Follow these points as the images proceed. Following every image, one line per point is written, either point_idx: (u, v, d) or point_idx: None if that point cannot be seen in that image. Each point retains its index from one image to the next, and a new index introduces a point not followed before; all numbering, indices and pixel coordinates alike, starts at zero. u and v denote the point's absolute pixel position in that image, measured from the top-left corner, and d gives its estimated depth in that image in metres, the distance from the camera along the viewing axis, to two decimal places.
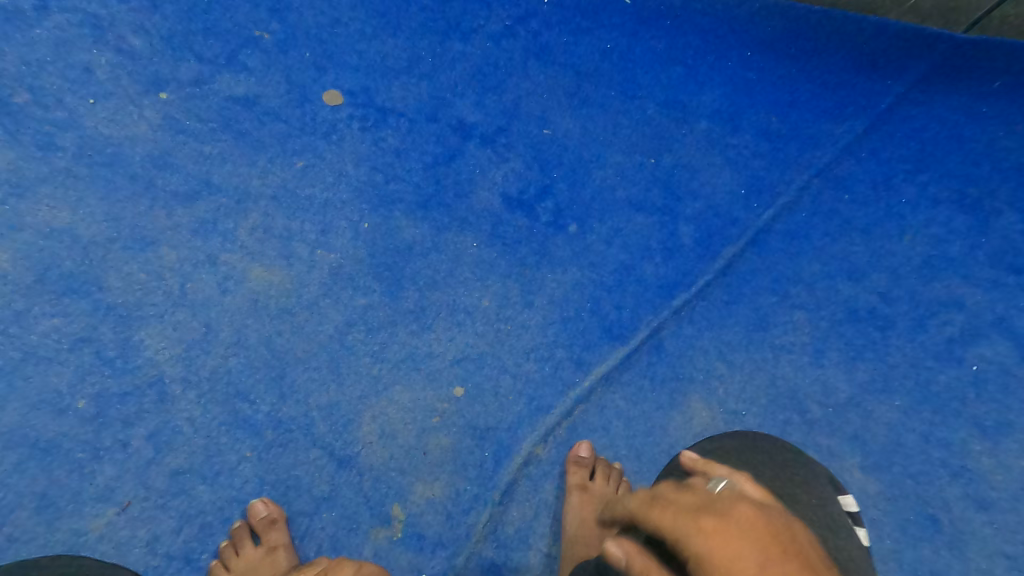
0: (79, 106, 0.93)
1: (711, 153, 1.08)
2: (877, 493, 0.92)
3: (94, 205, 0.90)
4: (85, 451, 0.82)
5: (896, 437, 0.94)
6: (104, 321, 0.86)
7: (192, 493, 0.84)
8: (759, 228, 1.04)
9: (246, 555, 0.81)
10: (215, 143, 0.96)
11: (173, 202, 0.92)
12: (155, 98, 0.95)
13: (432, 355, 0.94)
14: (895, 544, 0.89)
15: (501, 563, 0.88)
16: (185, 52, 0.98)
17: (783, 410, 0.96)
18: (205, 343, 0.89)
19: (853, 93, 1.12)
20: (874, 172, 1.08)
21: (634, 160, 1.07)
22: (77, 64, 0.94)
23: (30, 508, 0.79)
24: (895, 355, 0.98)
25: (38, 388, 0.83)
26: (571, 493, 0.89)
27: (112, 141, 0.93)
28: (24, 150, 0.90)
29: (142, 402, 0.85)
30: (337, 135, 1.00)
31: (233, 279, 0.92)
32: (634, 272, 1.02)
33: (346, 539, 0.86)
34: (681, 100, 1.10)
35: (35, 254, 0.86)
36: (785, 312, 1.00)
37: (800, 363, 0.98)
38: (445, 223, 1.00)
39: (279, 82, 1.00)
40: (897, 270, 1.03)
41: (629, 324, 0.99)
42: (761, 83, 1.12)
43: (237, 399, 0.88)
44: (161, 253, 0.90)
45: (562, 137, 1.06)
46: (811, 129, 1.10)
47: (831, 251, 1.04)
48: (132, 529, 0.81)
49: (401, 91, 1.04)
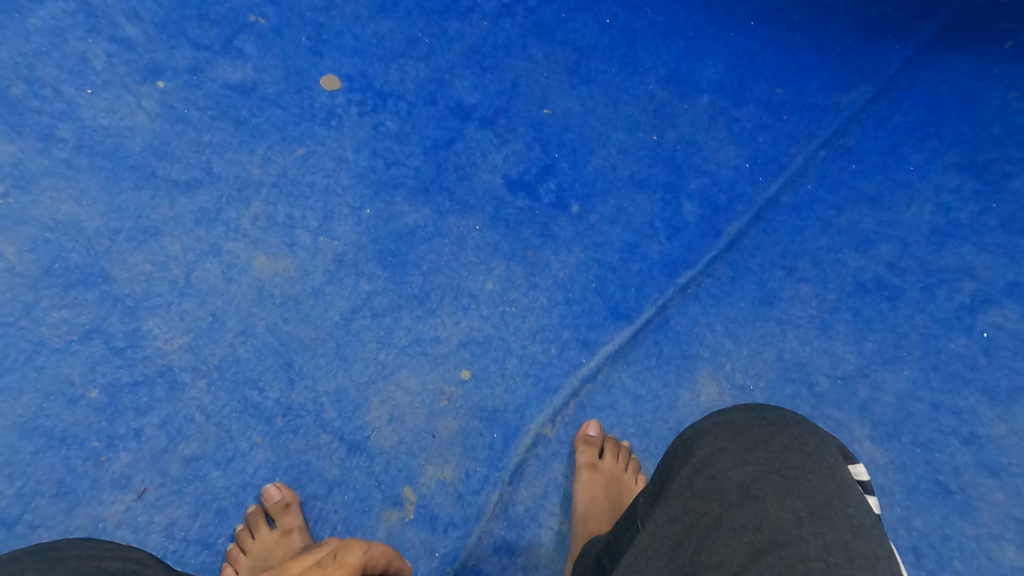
0: (78, 97, 0.92)
1: (715, 128, 1.06)
2: (887, 463, 0.92)
3: (97, 197, 0.90)
4: (99, 440, 0.83)
5: (906, 408, 0.94)
6: (112, 311, 0.87)
7: (206, 479, 0.85)
8: (764, 202, 1.03)
9: (261, 538, 0.83)
10: (214, 131, 0.95)
11: (175, 192, 0.92)
12: (153, 87, 0.95)
13: (438, 339, 0.94)
14: (905, 512, 0.89)
15: (512, 541, 0.89)
16: (180, 39, 0.97)
17: (791, 384, 0.95)
18: (213, 332, 0.89)
19: (859, 60, 1.10)
20: (882, 142, 1.06)
21: (636, 137, 1.05)
22: (73, 55, 0.93)
23: (48, 496, 0.80)
24: (904, 326, 0.98)
25: (51, 378, 0.84)
26: (581, 471, 0.90)
27: (111, 132, 0.92)
28: (25, 143, 0.90)
29: (153, 391, 0.86)
30: (336, 120, 1.00)
31: (238, 267, 0.92)
32: (639, 251, 1.01)
33: (359, 521, 0.87)
34: (683, 74, 1.08)
35: (41, 247, 0.87)
36: (791, 286, 1.00)
37: (808, 337, 0.98)
38: (447, 207, 1.00)
39: (276, 68, 0.99)
40: (906, 240, 1.01)
41: (635, 303, 0.99)
42: (764, 53, 1.10)
43: (247, 386, 0.88)
44: (165, 243, 0.91)
45: (563, 116, 1.05)
46: (816, 99, 1.08)
47: (839, 223, 1.02)
48: (149, 515, 0.82)
49: (399, 73, 1.03)
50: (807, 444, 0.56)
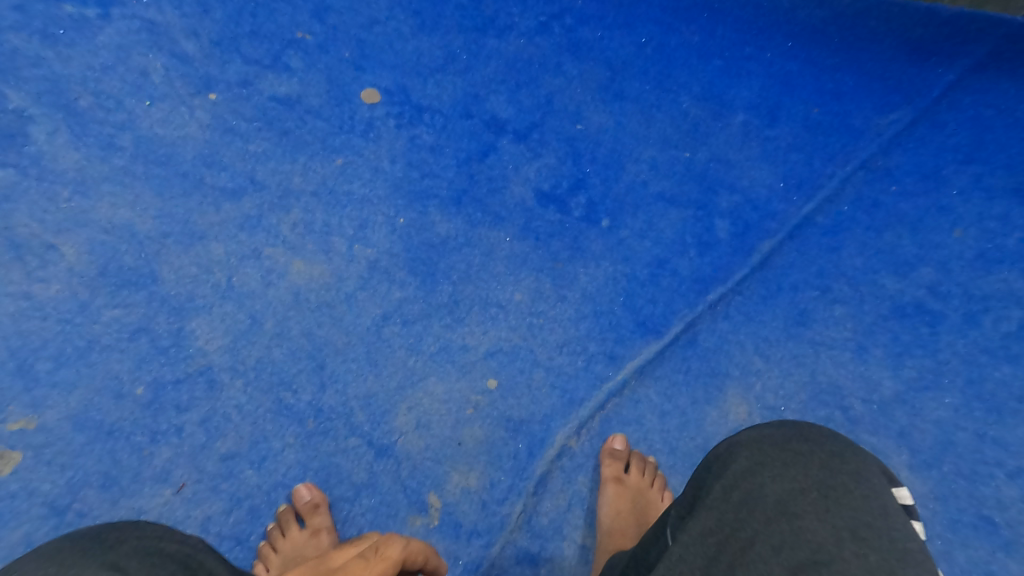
0: (137, 108, 0.97)
1: (748, 146, 1.06)
2: (925, 492, 0.89)
3: (150, 202, 0.94)
4: (143, 435, 0.86)
5: (946, 435, 0.92)
6: (159, 311, 0.91)
7: (240, 476, 0.87)
8: (799, 220, 1.03)
9: (291, 537, 0.85)
10: (260, 141, 0.99)
11: (221, 198, 0.96)
12: (205, 99, 0.99)
13: (466, 348, 0.96)
14: (945, 544, 0.87)
15: (536, 553, 0.89)
16: (233, 54, 1.02)
17: (823, 405, 0.94)
18: (251, 334, 0.92)
19: (900, 82, 1.08)
20: (921, 163, 1.05)
21: (668, 154, 1.06)
22: (134, 68, 0.99)
23: (95, 486, 0.84)
24: (944, 351, 0.96)
25: (101, 374, 0.88)
26: (606, 485, 0.90)
27: (166, 141, 0.97)
28: (87, 150, 0.95)
29: (194, 389, 0.89)
30: (374, 132, 1.03)
31: (277, 272, 0.95)
32: (668, 267, 1.01)
33: (385, 524, 0.88)
34: (717, 92, 1.09)
35: (98, 248, 0.92)
36: (825, 306, 0.99)
37: (842, 358, 0.96)
38: (479, 218, 1.02)
39: (320, 82, 1.03)
40: (946, 263, 1.00)
41: (663, 318, 0.99)
42: (801, 74, 1.10)
43: (281, 388, 0.91)
44: (210, 248, 0.94)
45: (596, 132, 1.06)
46: (855, 119, 1.07)
47: (875, 244, 1.01)
48: (186, 510, 0.85)
49: (436, 89, 1.06)
50: (847, 464, 0.56)
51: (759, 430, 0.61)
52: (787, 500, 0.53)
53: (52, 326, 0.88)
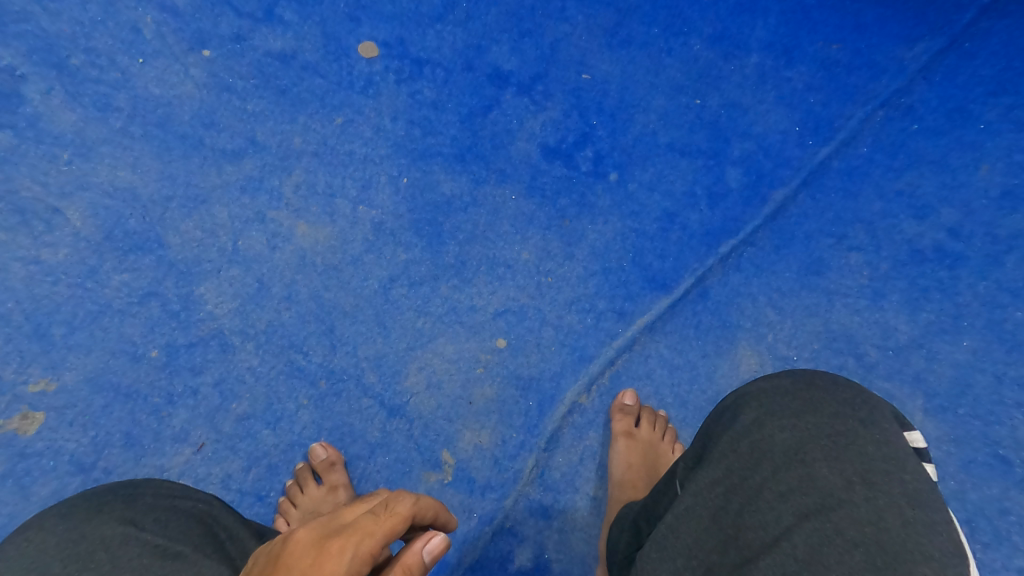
0: (130, 66, 0.95)
1: (763, 89, 1.02)
2: (941, 436, 0.89)
3: (151, 165, 0.93)
4: (161, 396, 0.88)
5: (964, 379, 0.91)
6: (167, 276, 0.91)
7: (257, 436, 0.89)
8: (815, 166, 0.99)
9: (310, 493, 0.87)
10: (258, 100, 0.97)
11: (221, 160, 0.95)
12: (199, 56, 0.96)
13: (475, 308, 0.95)
14: (959, 485, 0.87)
15: (549, 505, 0.91)
16: (224, 7, 0.98)
17: (838, 355, 0.93)
18: (260, 298, 0.92)
19: (927, 10, 1.02)
20: (948, 99, 0.99)
21: (679, 102, 1.02)
22: (125, 25, 0.95)
23: (117, 446, 0.86)
24: (964, 296, 0.93)
25: (115, 338, 0.88)
26: (617, 439, 0.91)
27: (162, 101, 0.95)
28: (83, 111, 0.93)
29: (206, 352, 0.90)
30: (373, 88, 1.00)
31: (282, 235, 0.94)
32: (678, 219, 0.99)
33: (400, 480, 0.90)
34: (731, 33, 1.03)
35: (103, 213, 0.91)
36: (841, 255, 0.96)
37: (858, 308, 0.94)
38: (483, 175, 0.99)
39: (316, 36, 0.99)
40: (970, 205, 0.96)
41: (674, 272, 0.97)
42: (820, 9, 1.04)
43: (292, 350, 0.91)
44: (213, 211, 0.93)
45: (602, 81, 1.02)
46: (877, 55, 1.02)
47: (896, 189, 0.97)
48: (206, 468, 0.87)
49: (436, 39, 1.02)
50: (860, 410, 0.55)
51: (769, 380, 0.60)
52: (798, 449, 0.53)
53: (64, 291, 0.89)
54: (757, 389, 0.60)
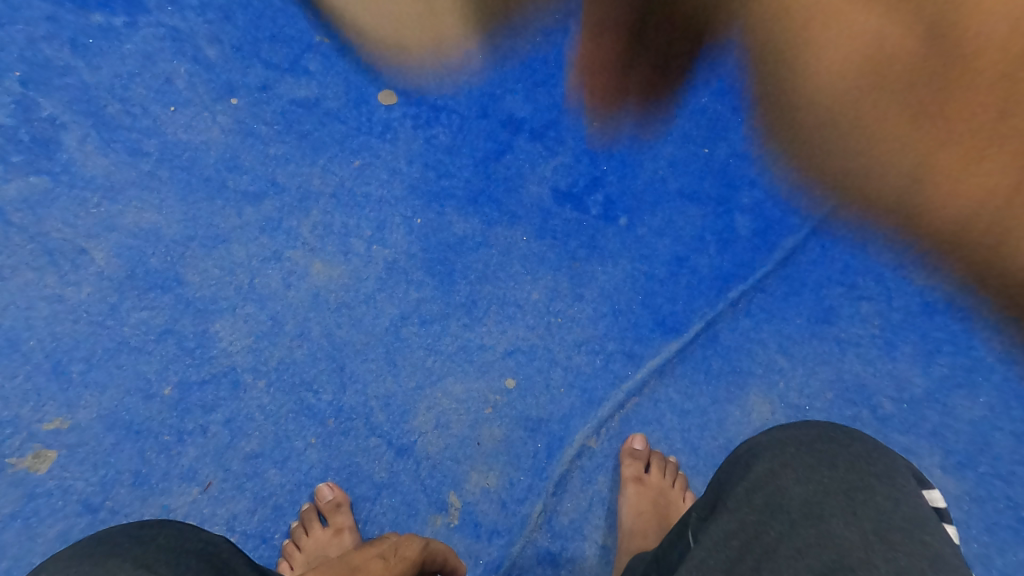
0: (162, 114, 0.99)
1: (770, 140, 1.04)
2: (962, 493, 0.87)
3: (175, 205, 0.96)
4: (172, 434, 0.88)
5: (981, 435, 0.90)
6: (185, 313, 0.93)
7: (265, 475, 0.89)
8: (822, 215, 1.00)
9: (315, 535, 0.86)
10: (280, 144, 1.01)
11: (242, 201, 0.98)
12: (228, 104, 1.01)
13: (484, 347, 0.96)
14: (984, 549, 0.84)
15: (557, 552, 0.89)
16: (254, 59, 1.03)
17: (851, 405, 0.92)
18: (273, 335, 0.94)
19: (925, 73, 1.05)
20: (952, 155, 1.01)
21: (687, 150, 1.04)
22: (159, 75, 1.00)
23: (126, 484, 0.86)
24: (978, 349, 0.93)
25: (131, 375, 0.90)
26: (627, 484, 0.89)
27: (190, 145, 0.99)
28: (115, 156, 0.97)
29: (218, 389, 0.91)
30: (391, 133, 1.03)
31: (298, 274, 0.96)
32: (687, 264, 1.00)
33: (406, 524, 0.89)
34: (737, 87, 1.07)
35: (126, 252, 0.94)
36: (851, 303, 0.96)
37: (869, 356, 0.94)
38: (495, 218, 1.01)
39: (338, 85, 1.04)
40: (981, 257, 0.97)
41: (683, 316, 0.98)
42: (822, 68, 1.07)
43: (303, 388, 0.92)
44: (232, 250, 0.96)
45: (613, 129, 1.05)
46: (879, 113, 1.04)
47: (903, 238, 0.99)
48: (213, 508, 0.87)
49: (453, 88, 1.06)
50: (876, 465, 0.55)
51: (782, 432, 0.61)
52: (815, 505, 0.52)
53: (84, 328, 0.90)
54: (773, 438, 0.60)
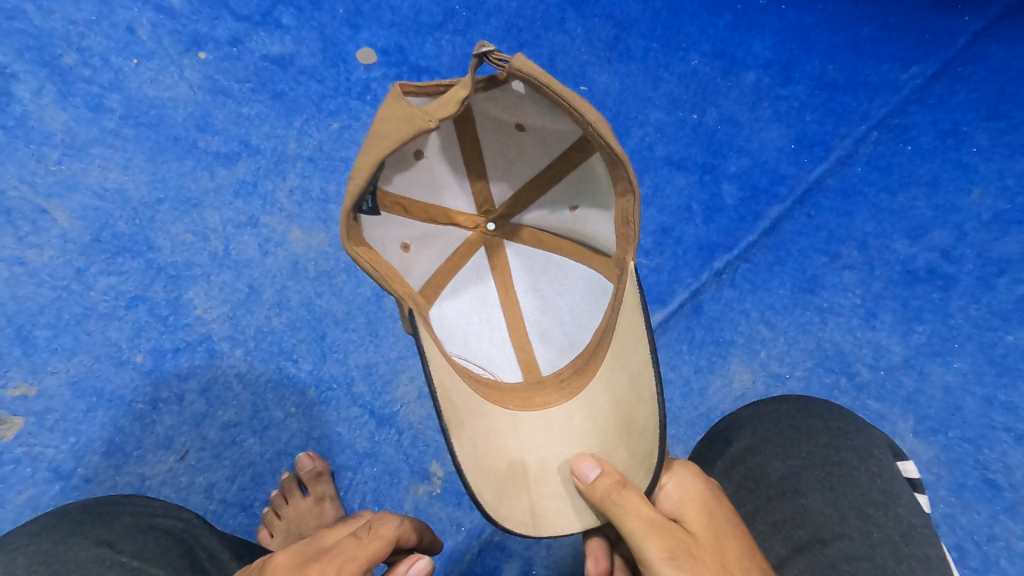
0: (124, 67, 0.93)
1: (760, 106, 1.02)
2: (931, 458, 0.89)
3: (142, 165, 0.92)
4: (145, 403, 0.86)
5: (953, 402, 0.91)
6: (156, 279, 0.89)
7: (243, 444, 0.88)
8: (809, 185, 0.99)
9: (295, 504, 0.84)
10: (253, 103, 0.95)
11: (214, 163, 0.93)
12: (195, 58, 0.95)
13: None
14: (948, 509, 0.87)
15: None
16: (222, 11, 0.96)
17: (830, 373, 0.93)
18: (250, 303, 0.91)
19: (921, 34, 1.03)
20: (941, 121, 1.00)
21: (675, 116, 1.01)
22: (120, 25, 0.94)
23: (98, 453, 0.84)
24: (957, 318, 0.94)
25: (100, 342, 0.87)
26: None
27: (156, 102, 0.93)
28: (75, 111, 0.91)
29: (193, 357, 0.88)
30: (371, 95, 0.97)
31: (274, 241, 0.93)
32: (673, 234, 0.98)
33: (387, 493, 0.89)
34: (729, 52, 1.03)
35: (91, 214, 0.90)
36: (834, 273, 0.97)
37: (850, 326, 0.95)
38: None
39: (313, 41, 0.97)
40: (962, 227, 0.97)
41: (668, 287, 0.96)
42: (816, 29, 1.04)
43: (281, 357, 0.90)
44: (206, 214, 0.92)
45: (600, 93, 1.00)
46: (872, 76, 1.02)
47: (888, 207, 0.98)
48: (190, 476, 0.86)
49: (435, 47, 0.99)
50: (852, 441, 0.66)
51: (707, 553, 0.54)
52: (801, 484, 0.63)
53: (48, 293, 0.87)
54: (767, 411, 0.71)
